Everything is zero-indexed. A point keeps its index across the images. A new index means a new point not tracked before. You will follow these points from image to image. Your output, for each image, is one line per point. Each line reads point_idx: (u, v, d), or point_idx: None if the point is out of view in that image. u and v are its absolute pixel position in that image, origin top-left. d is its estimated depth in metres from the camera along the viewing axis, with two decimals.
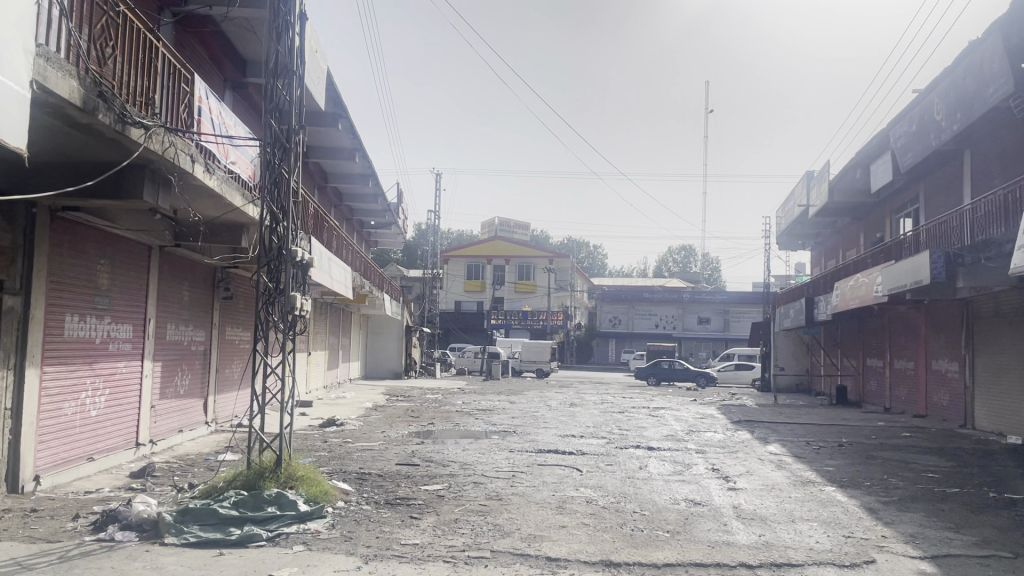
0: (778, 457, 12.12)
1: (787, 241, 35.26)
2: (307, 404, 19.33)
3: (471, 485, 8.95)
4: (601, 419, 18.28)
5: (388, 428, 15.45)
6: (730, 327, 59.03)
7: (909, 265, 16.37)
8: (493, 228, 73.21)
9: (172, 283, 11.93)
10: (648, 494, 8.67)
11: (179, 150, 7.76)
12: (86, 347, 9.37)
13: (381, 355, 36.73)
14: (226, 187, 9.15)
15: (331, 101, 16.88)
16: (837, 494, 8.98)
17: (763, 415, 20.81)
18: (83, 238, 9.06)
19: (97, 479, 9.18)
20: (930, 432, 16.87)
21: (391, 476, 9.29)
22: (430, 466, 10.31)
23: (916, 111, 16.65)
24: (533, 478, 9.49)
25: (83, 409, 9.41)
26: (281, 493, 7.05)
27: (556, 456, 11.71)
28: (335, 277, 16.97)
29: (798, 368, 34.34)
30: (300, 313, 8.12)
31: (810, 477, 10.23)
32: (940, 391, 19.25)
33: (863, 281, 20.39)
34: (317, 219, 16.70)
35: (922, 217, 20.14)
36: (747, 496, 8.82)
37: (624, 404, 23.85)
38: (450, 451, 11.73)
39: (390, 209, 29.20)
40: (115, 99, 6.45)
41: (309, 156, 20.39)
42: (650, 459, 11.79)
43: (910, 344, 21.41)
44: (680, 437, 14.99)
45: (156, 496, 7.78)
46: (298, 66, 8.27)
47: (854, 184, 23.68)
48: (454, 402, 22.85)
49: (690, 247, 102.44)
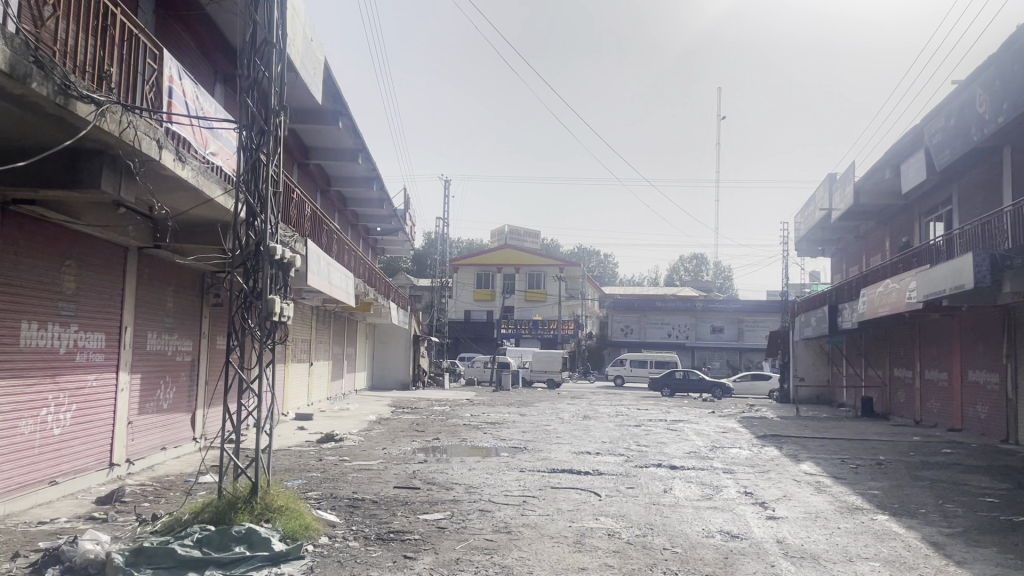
0: (815, 478, 11.03)
1: (806, 248, 34.15)
2: (306, 418, 18.31)
3: (477, 514, 7.91)
4: (618, 433, 17.18)
5: (389, 443, 14.41)
6: (745, 336, 58.18)
7: (948, 269, 15.25)
8: (503, 236, 72.44)
9: (153, 288, 10.95)
10: (679, 525, 7.63)
11: (142, 133, 6.83)
12: (47, 358, 8.40)
13: (388, 366, 35.75)
14: (205, 179, 8.19)
15: (332, 98, 15.95)
16: (895, 526, 7.89)
17: (788, 429, 19.67)
18: (42, 238, 8.11)
19: (56, 506, 8.16)
20: (972, 449, 15.70)
21: (387, 503, 8.25)
22: (431, 489, 9.28)
23: (956, 104, 15.54)
24: (546, 505, 8.43)
25: (43, 427, 8.43)
26: (252, 529, 6.05)
27: (572, 477, 10.67)
28: (335, 283, 15.98)
29: (819, 379, 33.15)
30: (283, 317, 7.15)
31: (857, 502, 9.16)
32: (979, 403, 18.07)
33: (894, 287, 19.21)
34: (315, 221, 15.76)
35: (955, 219, 19.10)
36: (791, 527, 7.76)
37: (640, 417, 22.72)
38: (455, 472, 10.68)
39: (395, 215, 28.21)
40: (54, 67, 5.51)
41: (310, 158, 19.43)
42: (674, 480, 10.73)
43: (943, 353, 20.24)
44: (704, 453, 13.90)
45: (113, 531, 6.76)
46: (280, 38, 7.25)
47: (880, 185, 22.59)
48: (462, 414, 21.79)
49: (701, 256, 101.44)
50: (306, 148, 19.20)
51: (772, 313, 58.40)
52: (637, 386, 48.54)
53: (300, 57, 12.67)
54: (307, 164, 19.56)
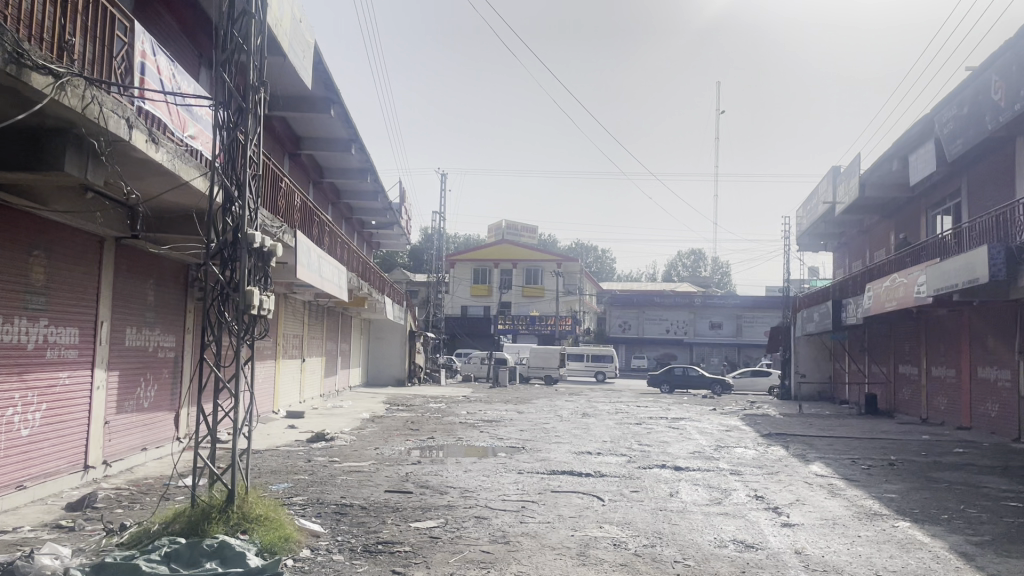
0: (827, 481, 10.52)
1: (808, 242, 33.69)
2: (297, 416, 17.77)
3: (472, 521, 7.38)
4: (618, 432, 16.66)
5: (382, 443, 13.88)
6: (743, 332, 57.77)
7: (960, 262, 14.75)
8: (500, 232, 72.02)
9: (131, 282, 10.39)
10: (689, 534, 7.12)
11: (110, 110, 6.29)
12: (14, 355, 7.86)
13: (384, 362, 35.25)
14: (183, 163, 7.64)
15: (323, 85, 15.38)
16: (919, 534, 7.39)
17: (792, 427, 19.19)
18: (7, 225, 7.56)
19: (23, 512, 7.62)
20: (986, 448, 15.19)
21: (376, 510, 7.73)
22: (424, 494, 8.76)
23: (969, 91, 15.01)
24: (546, 511, 7.92)
25: (10, 428, 7.89)
26: (225, 543, 5.51)
27: (572, 479, 10.16)
28: (326, 276, 15.43)
29: (822, 376, 32.70)
30: (264, 311, 6.62)
31: (876, 508, 8.65)
32: (989, 401, 17.57)
33: (902, 282, 18.75)
34: (305, 213, 15.21)
35: (965, 211, 18.62)
36: (809, 536, 7.24)
37: (640, 414, 22.17)
38: (450, 474, 10.17)
39: (391, 208, 27.68)
40: (5, 31, 4.97)
41: (302, 149, 18.88)
42: (680, 483, 10.22)
43: (952, 349, 19.73)
44: (709, 454, 13.40)
45: (78, 542, 6.23)
46: (259, 7, 6.65)
47: (887, 177, 22.10)
48: (458, 412, 21.25)
49: (700, 252, 101.07)
50: (298, 138, 18.64)
51: (771, 310, 58.02)
52: (574, 380, 49.83)
53: (289, 39, 12.09)
54: (298, 155, 19.01)
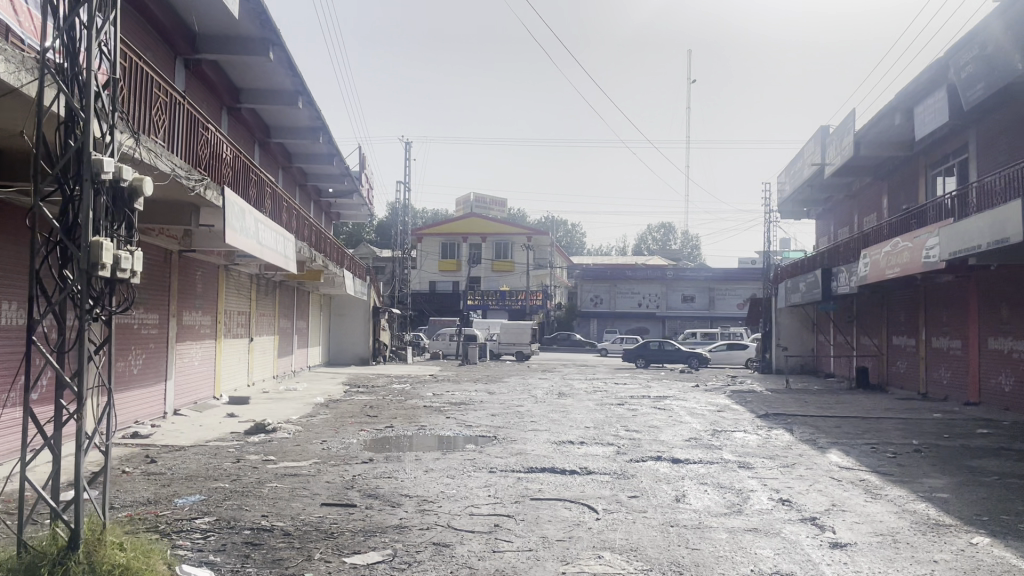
0: (857, 476, 8.84)
1: (790, 209, 32.20)
2: (241, 404, 15.78)
3: (430, 553, 5.52)
4: (601, 415, 14.86)
5: (333, 435, 11.97)
6: (716, 305, 56.49)
7: (982, 221, 13.18)
8: (468, 206, 70.35)
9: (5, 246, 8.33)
10: (718, 566, 5.34)
11: None
12: None
13: (345, 341, 33.28)
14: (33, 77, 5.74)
15: (256, 21, 13.21)
16: (1010, 556, 5.71)
17: (788, 406, 17.57)
18: None
19: None
20: (1007, 426, 13.67)
21: (302, 537, 5.84)
22: (375, 508, 6.88)
23: (994, 30, 13.32)
24: (526, 532, 6.10)
25: None
26: None
27: (556, 480, 8.36)
28: (267, 244, 13.46)
29: (803, 349, 31.36)
30: (124, 272, 4.69)
31: (934, 515, 6.94)
32: (1003, 373, 16.07)
33: (906, 246, 17.08)
34: (239, 168, 13.14)
35: (973, 168, 17.10)
36: (873, 564, 5.49)
37: (620, 393, 20.40)
38: (406, 477, 8.30)
39: (348, 174, 25.45)
40: None
41: (242, 102, 16.70)
42: (685, 483, 8.42)
43: (957, 317, 18.24)
44: (707, 441, 11.64)
45: None
46: None
47: (883, 134, 20.44)
48: (423, 394, 19.33)
49: (671, 226, 100.14)
50: (235, 89, 16.41)
51: (744, 282, 56.80)
52: None
53: None
54: (238, 109, 16.80)
